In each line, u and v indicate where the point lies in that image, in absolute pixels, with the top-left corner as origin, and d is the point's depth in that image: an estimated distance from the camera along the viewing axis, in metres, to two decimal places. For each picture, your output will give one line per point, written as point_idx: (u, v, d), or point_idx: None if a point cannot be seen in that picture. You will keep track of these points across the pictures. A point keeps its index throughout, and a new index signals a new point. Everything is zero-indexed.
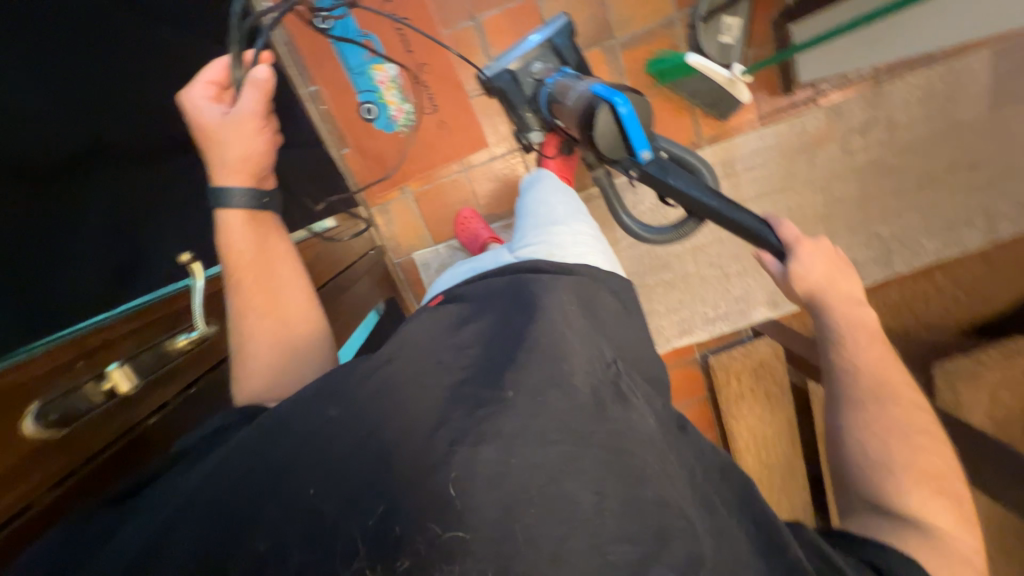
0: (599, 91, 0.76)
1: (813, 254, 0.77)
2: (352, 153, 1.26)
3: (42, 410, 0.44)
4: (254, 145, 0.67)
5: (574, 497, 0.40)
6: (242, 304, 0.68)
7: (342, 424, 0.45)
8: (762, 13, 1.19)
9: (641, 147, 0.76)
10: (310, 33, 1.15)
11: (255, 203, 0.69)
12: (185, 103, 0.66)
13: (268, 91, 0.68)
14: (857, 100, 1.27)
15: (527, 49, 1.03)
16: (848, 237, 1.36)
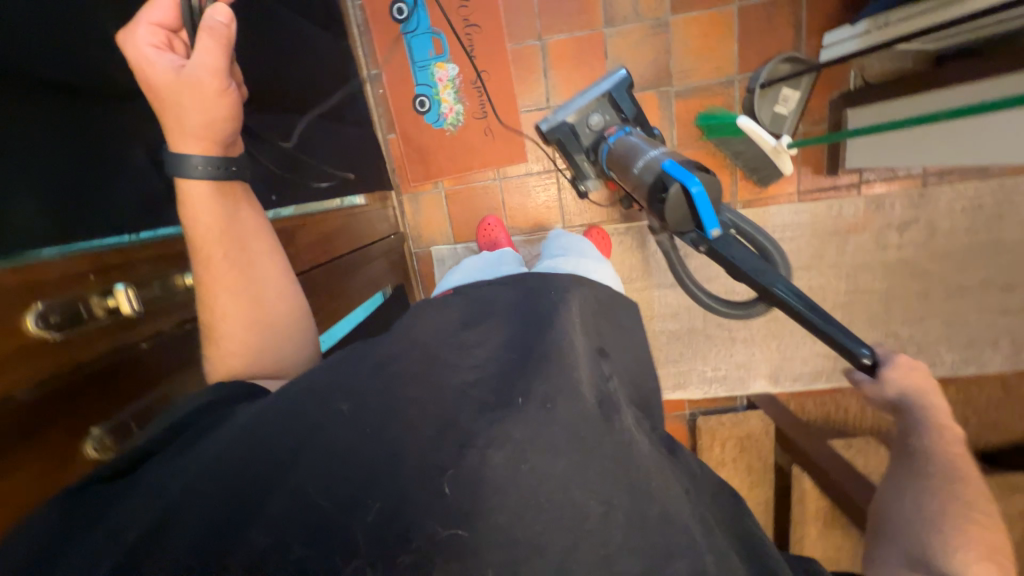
0: (670, 168, 0.76)
1: (906, 369, 0.67)
2: (396, 140, 1.27)
3: (46, 310, 0.45)
4: (221, 111, 0.56)
5: (582, 506, 0.44)
6: (209, 286, 0.61)
7: (350, 422, 0.47)
8: (823, 92, 1.19)
9: (711, 226, 0.72)
10: (383, 17, 1.17)
11: (218, 174, 0.59)
12: (126, 49, 0.52)
13: (230, 37, 0.54)
14: (901, 196, 1.25)
15: (585, 102, 1.06)
16: (864, 331, 1.35)
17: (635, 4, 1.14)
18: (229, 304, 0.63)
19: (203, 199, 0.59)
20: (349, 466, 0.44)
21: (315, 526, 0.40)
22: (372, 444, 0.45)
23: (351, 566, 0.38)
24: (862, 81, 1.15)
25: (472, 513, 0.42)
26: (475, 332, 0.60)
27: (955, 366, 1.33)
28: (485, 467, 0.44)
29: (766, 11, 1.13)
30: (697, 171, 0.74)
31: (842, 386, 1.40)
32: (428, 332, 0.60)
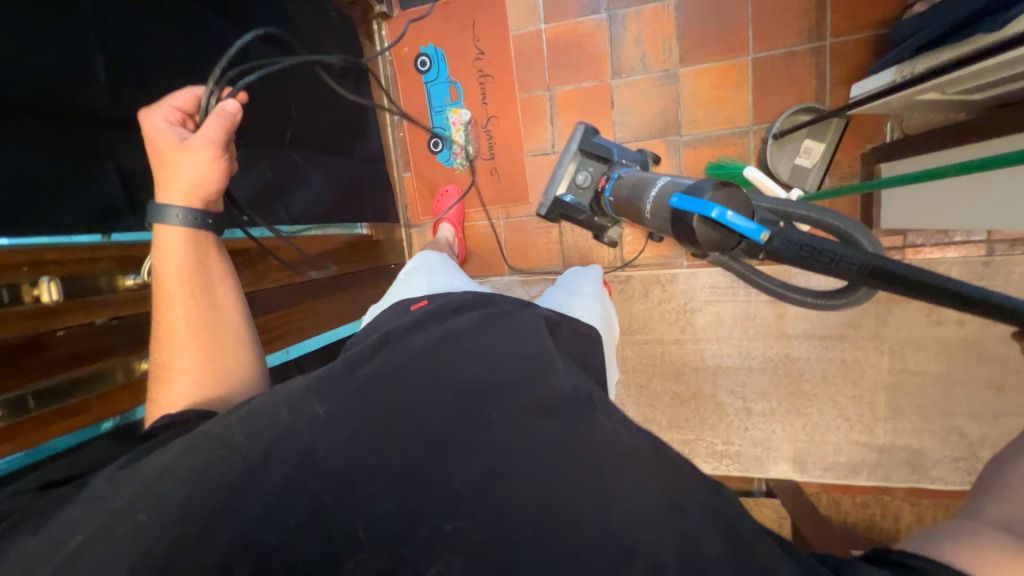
0: (679, 203, 0.63)
1: None
2: (411, 178, 1.36)
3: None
4: (210, 170, 0.67)
5: (575, 505, 0.42)
6: (165, 322, 0.67)
7: (326, 425, 0.48)
8: (854, 144, 1.08)
9: (753, 232, 0.54)
10: (408, 71, 1.31)
11: (196, 224, 0.69)
12: (146, 124, 0.67)
13: (233, 123, 0.69)
14: (961, 263, 1.06)
15: (569, 165, 1.09)
16: (917, 420, 1.13)
17: (643, 56, 1.16)
18: (180, 342, 0.66)
19: (174, 241, 0.68)
20: (320, 469, 0.44)
21: (316, 511, 0.41)
22: (353, 441, 0.46)
23: (354, 559, 0.39)
24: (899, 132, 1.04)
25: (462, 505, 0.42)
26: (455, 338, 0.60)
27: None
28: (476, 465, 0.44)
29: (783, 62, 1.08)
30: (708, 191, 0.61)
31: (889, 484, 1.16)
32: (407, 339, 0.61)
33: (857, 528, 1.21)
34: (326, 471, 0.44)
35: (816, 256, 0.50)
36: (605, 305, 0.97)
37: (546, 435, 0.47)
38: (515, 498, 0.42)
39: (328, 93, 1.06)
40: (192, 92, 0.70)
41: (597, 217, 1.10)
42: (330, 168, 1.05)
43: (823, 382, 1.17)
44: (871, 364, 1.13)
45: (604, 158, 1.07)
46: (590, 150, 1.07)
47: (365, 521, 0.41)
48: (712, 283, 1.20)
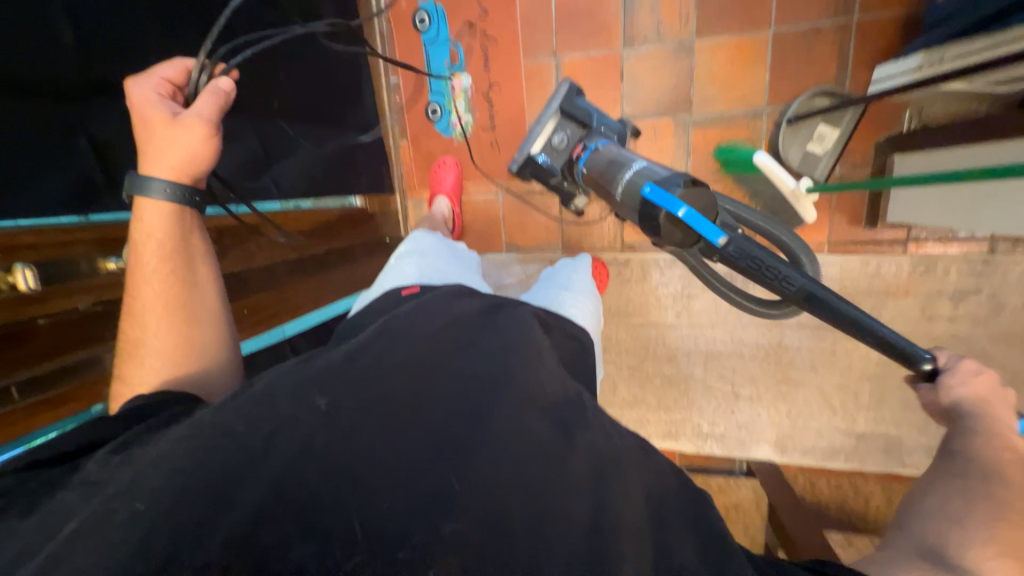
0: (650, 194, 0.64)
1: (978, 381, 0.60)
2: (408, 147, 1.30)
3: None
4: (204, 150, 0.63)
5: (568, 514, 0.44)
6: (144, 299, 0.62)
7: (322, 418, 0.48)
8: (869, 132, 1.04)
9: (714, 235, 0.59)
10: (407, 29, 1.22)
11: (180, 199, 0.63)
12: (130, 93, 0.61)
13: (226, 101, 0.64)
14: (961, 261, 1.06)
15: (545, 125, 1.04)
16: (897, 411, 1.16)
17: (658, 25, 1.08)
18: (158, 322, 0.62)
19: (155, 216, 0.62)
20: (328, 459, 0.44)
21: (315, 507, 0.41)
22: (348, 437, 0.46)
23: (352, 562, 0.38)
24: (919, 122, 0.99)
25: (459, 504, 0.42)
26: (449, 338, 0.62)
27: None
28: (472, 466, 0.45)
29: (806, 39, 1.02)
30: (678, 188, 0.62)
31: (863, 469, 1.21)
32: (403, 334, 0.62)
33: (828, 507, 1.27)
34: (323, 467, 0.43)
35: (764, 268, 0.59)
36: (596, 302, 0.99)
37: (540, 440, 0.49)
38: (508, 501, 0.43)
39: (319, 52, 0.98)
40: (182, 65, 0.65)
41: (565, 184, 1.06)
42: (321, 136, 1.00)
43: (811, 371, 1.19)
44: (860, 355, 1.15)
45: (584, 124, 1.00)
46: (568, 110, 1.02)
47: (362, 522, 0.40)
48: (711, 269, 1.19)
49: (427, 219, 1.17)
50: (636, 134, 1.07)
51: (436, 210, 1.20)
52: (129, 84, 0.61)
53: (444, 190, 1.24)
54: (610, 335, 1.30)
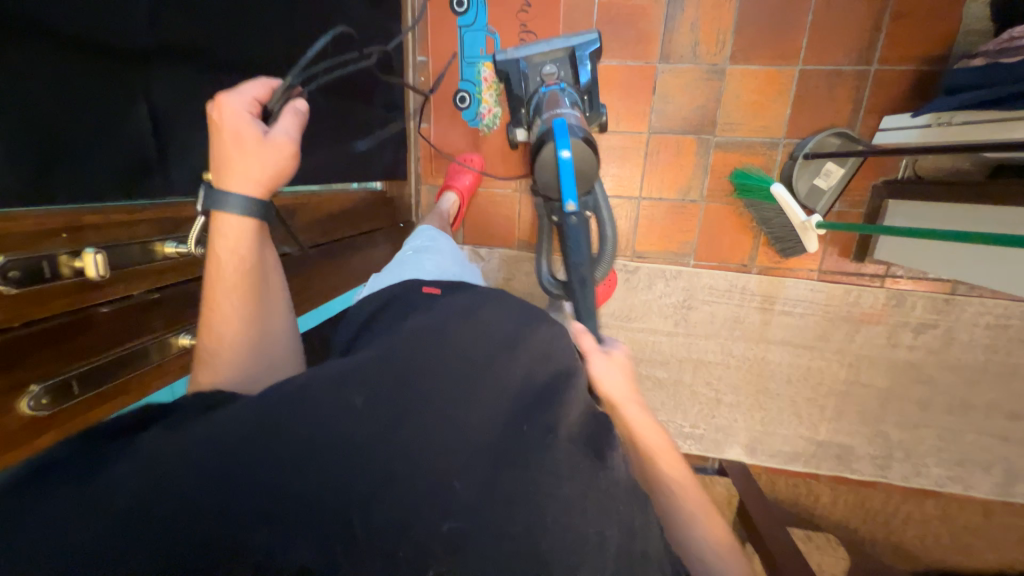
0: (558, 125, 0.86)
1: (613, 368, 0.73)
2: (427, 130, 1.27)
3: (4, 265, 0.46)
4: (291, 168, 0.60)
5: (594, 528, 0.45)
6: (219, 308, 0.60)
7: (365, 416, 0.43)
8: (869, 175, 1.13)
9: (568, 196, 0.88)
10: (441, 8, 1.17)
11: (260, 213, 0.60)
12: (218, 108, 0.56)
13: (305, 123, 0.62)
14: (925, 297, 1.19)
15: (549, 48, 1.00)
16: (854, 424, 1.31)
17: (695, 45, 1.11)
18: (232, 327, 0.61)
19: (238, 230, 0.59)
20: (371, 458, 0.40)
21: (342, 517, 0.37)
22: (385, 440, 0.42)
23: (349, 559, 0.36)
24: (912, 171, 1.09)
25: (485, 519, 0.40)
26: (500, 357, 0.56)
27: (938, 481, 1.31)
28: (499, 482, 0.42)
29: (828, 81, 1.08)
30: (575, 136, 0.85)
31: (818, 472, 1.36)
32: (453, 349, 0.54)
33: (783, 503, 1.41)
34: (334, 476, 0.39)
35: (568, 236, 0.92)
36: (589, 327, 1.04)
37: (573, 461, 0.48)
38: (510, 516, 0.41)
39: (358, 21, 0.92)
40: (267, 84, 0.60)
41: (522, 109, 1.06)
42: (347, 110, 0.94)
43: (787, 384, 1.30)
44: (831, 374, 1.27)
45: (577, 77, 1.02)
46: (578, 53, 1.00)
47: (363, 517, 0.38)
48: (712, 284, 1.26)
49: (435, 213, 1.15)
50: (603, 130, 1.13)
51: (443, 206, 1.18)
52: (223, 100, 0.56)
53: (458, 187, 1.22)
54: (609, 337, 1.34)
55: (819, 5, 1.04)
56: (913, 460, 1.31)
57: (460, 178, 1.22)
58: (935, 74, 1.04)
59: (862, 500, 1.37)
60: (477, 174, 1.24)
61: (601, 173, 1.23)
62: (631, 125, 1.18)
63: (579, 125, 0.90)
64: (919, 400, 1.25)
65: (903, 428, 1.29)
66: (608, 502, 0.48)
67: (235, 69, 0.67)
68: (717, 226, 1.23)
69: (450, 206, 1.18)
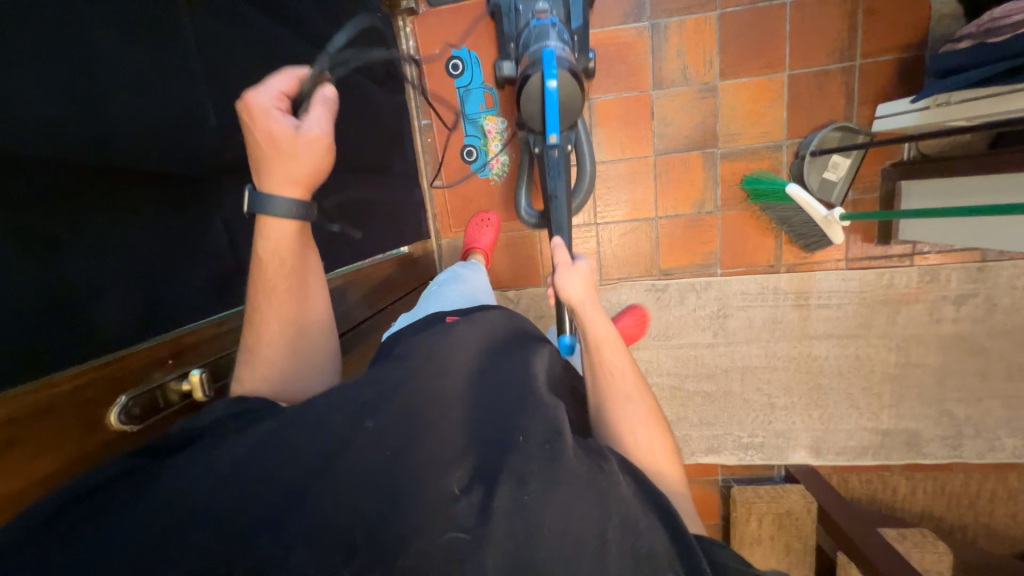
0: (545, 55, 0.89)
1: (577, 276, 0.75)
2: (441, 187, 1.31)
3: (127, 404, 0.48)
4: (328, 163, 0.60)
5: (587, 523, 0.47)
6: (265, 311, 0.61)
7: (373, 438, 0.47)
8: (876, 161, 1.15)
9: (551, 129, 0.91)
10: (440, 74, 1.23)
11: (301, 212, 0.60)
12: (250, 106, 0.54)
13: (336, 112, 0.61)
14: (957, 269, 1.19)
15: None
16: (916, 407, 1.27)
17: (685, 68, 1.16)
18: (275, 329, 0.62)
19: (286, 231, 0.59)
20: (384, 481, 0.45)
21: (357, 530, 0.41)
22: (396, 464, 0.46)
23: (352, 567, 0.39)
24: (916, 150, 1.12)
25: (481, 523, 0.44)
26: (498, 374, 0.60)
27: (1017, 453, 1.26)
28: (498, 495, 0.46)
29: (818, 82, 1.13)
30: (561, 67, 0.89)
31: (889, 463, 1.31)
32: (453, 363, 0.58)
33: (861, 501, 1.36)
34: (351, 504, 0.43)
35: (548, 167, 0.95)
36: None
37: (574, 466, 0.50)
38: (495, 518, 0.44)
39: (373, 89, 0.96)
40: (294, 76, 0.59)
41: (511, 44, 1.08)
42: (370, 184, 0.97)
43: (839, 377, 1.28)
44: (881, 359, 1.25)
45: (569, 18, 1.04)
46: None
47: (366, 531, 0.41)
48: (743, 289, 1.26)
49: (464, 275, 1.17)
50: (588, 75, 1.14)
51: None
52: (251, 98, 0.55)
53: (481, 246, 1.24)
54: (650, 359, 1.32)
55: (795, 14, 1.10)
56: (984, 435, 1.27)
57: (481, 236, 1.24)
58: (918, 58, 1.09)
59: (940, 484, 1.32)
60: (496, 230, 1.27)
61: (615, 201, 1.26)
62: (636, 151, 1.22)
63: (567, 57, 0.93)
64: (976, 371, 1.23)
65: (966, 402, 1.25)
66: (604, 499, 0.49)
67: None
68: (737, 233, 1.25)
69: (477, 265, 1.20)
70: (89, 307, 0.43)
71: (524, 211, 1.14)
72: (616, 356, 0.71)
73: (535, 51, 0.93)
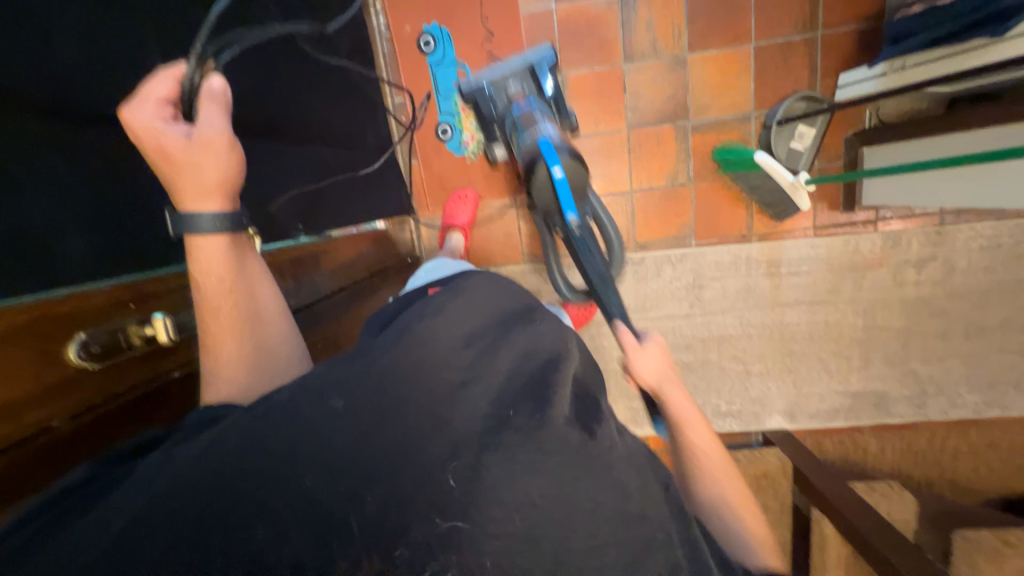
0: (544, 147, 0.84)
1: (653, 357, 0.69)
2: (417, 166, 1.30)
3: (84, 339, 0.48)
4: (235, 166, 0.56)
5: (575, 503, 0.45)
6: (212, 332, 0.58)
7: (347, 419, 0.43)
8: (840, 130, 1.19)
9: (568, 210, 0.85)
10: (411, 50, 1.22)
11: (230, 227, 0.57)
12: (132, 129, 0.49)
13: (228, 103, 0.55)
14: (918, 233, 1.24)
15: (511, 67, 1.02)
16: (883, 368, 1.33)
17: (654, 41, 1.18)
18: (228, 349, 0.59)
19: (214, 249, 0.57)
20: (368, 455, 0.41)
21: (349, 515, 0.38)
22: (371, 438, 0.42)
23: (350, 558, 0.37)
24: (876, 119, 1.16)
25: (471, 506, 0.42)
26: (483, 343, 0.56)
27: (976, 409, 1.32)
28: (484, 466, 0.44)
29: (783, 53, 1.16)
30: (562, 154, 0.84)
31: (860, 424, 1.36)
32: (433, 335, 0.54)
33: (834, 463, 1.41)
34: (330, 481, 0.39)
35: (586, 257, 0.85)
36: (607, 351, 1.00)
37: (558, 434, 0.48)
38: (491, 511, 0.42)
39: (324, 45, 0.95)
40: (171, 75, 0.52)
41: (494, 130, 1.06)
42: (337, 156, 0.96)
43: (810, 342, 1.32)
44: (849, 323, 1.30)
45: (540, 87, 1.03)
46: (538, 68, 1.03)
47: (362, 520, 0.38)
48: (718, 260, 1.28)
49: (444, 253, 1.17)
50: (573, 132, 1.15)
51: (450, 245, 1.20)
52: (129, 117, 0.49)
53: (459, 224, 1.24)
54: None
55: None
56: (946, 393, 1.32)
57: (459, 213, 1.25)
58: (875, 28, 1.12)
59: (908, 443, 1.37)
60: (475, 206, 1.27)
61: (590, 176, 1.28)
62: (609, 125, 1.24)
63: (561, 139, 0.88)
64: (938, 332, 1.28)
65: (930, 362, 1.31)
66: (600, 474, 0.48)
67: (242, 133, 0.70)
68: (710, 204, 1.27)
69: (456, 243, 1.21)
70: (38, 248, 0.45)
71: (566, 288, 1.08)
72: (702, 438, 0.69)
73: (532, 140, 0.89)
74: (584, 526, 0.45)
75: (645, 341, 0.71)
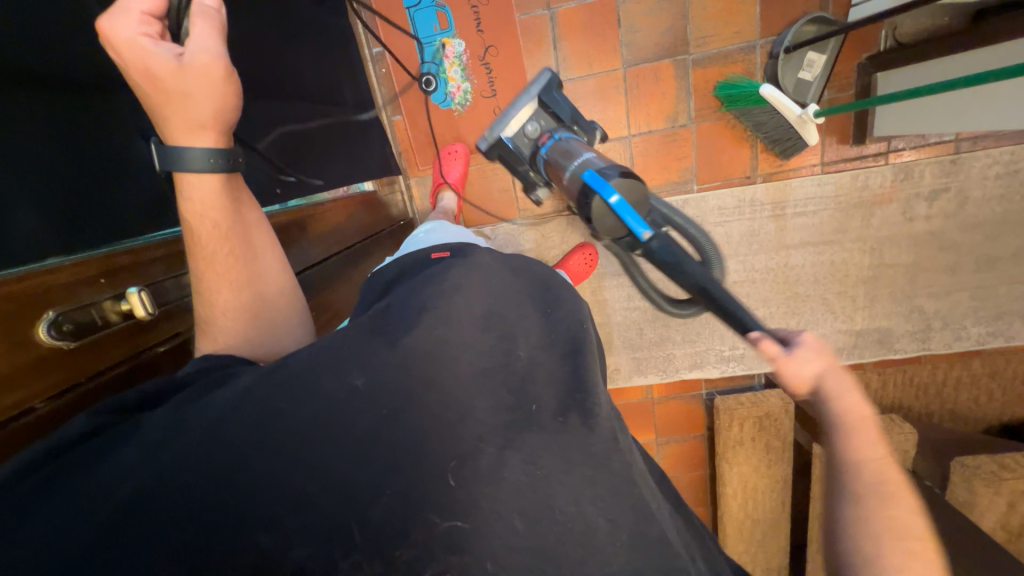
0: (590, 180, 0.81)
1: (806, 360, 0.54)
2: (402, 122, 1.24)
3: (57, 317, 0.47)
4: (229, 96, 0.56)
5: (589, 522, 0.45)
6: (208, 280, 0.60)
7: (366, 400, 0.44)
8: (852, 55, 1.11)
9: (640, 228, 0.76)
10: None
11: (224, 167, 0.57)
12: (114, 46, 0.48)
13: (221, 23, 0.56)
14: (931, 164, 1.18)
15: (521, 109, 1.07)
16: (888, 305, 1.31)
17: None
18: (225, 297, 0.60)
19: (207, 191, 0.57)
20: (387, 445, 0.43)
21: (349, 517, 0.39)
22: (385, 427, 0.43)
23: (351, 559, 0.38)
24: (893, 40, 1.07)
25: (475, 508, 0.42)
26: (503, 318, 0.54)
27: (981, 340, 1.32)
28: (504, 462, 0.44)
29: None
30: (614, 179, 0.79)
31: (862, 361, 1.37)
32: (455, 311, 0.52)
33: None
34: (347, 469, 0.41)
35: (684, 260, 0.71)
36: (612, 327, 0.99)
37: (583, 438, 0.48)
38: (498, 515, 0.43)
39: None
40: None
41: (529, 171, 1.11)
42: (314, 115, 0.91)
43: (815, 284, 1.30)
44: (856, 262, 1.27)
45: (556, 116, 1.06)
46: (546, 98, 1.06)
47: (363, 527, 0.39)
48: (721, 204, 1.24)
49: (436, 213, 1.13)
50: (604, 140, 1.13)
51: (444, 206, 1.16)
52: (109, 28, 0.47)
53: (450, 181, 1.21)
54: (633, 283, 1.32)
55: None
56: (952, 326, 1.32)
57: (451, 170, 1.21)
58: None
59: (909, 377, 1.37)
60: (466, 163, 1.22)
61: None
62: (604, 64, 1.16)
63: (608, 165, 0.84)
64: (947, 266, 1.25)
65: (936, 297, 1.29)
66: (611, 487, 0.47)
67: None
68: (712, 145, 1.21)
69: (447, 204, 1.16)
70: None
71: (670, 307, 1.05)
72: (875, 459, 0.49)
73: (576, 177, 0.86)
74: (593, 545, 0.44)
75: (796, 346, 0.56)
